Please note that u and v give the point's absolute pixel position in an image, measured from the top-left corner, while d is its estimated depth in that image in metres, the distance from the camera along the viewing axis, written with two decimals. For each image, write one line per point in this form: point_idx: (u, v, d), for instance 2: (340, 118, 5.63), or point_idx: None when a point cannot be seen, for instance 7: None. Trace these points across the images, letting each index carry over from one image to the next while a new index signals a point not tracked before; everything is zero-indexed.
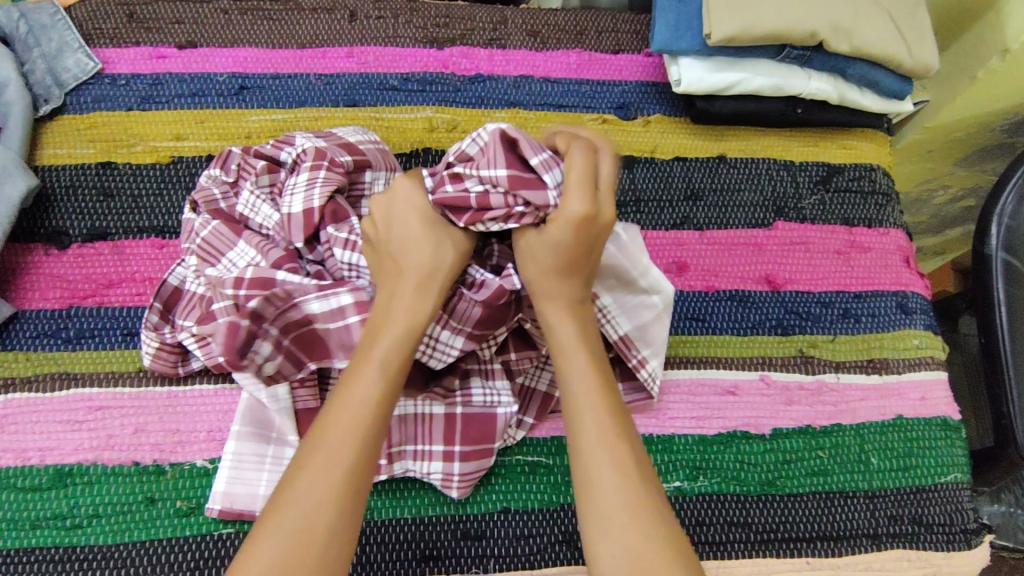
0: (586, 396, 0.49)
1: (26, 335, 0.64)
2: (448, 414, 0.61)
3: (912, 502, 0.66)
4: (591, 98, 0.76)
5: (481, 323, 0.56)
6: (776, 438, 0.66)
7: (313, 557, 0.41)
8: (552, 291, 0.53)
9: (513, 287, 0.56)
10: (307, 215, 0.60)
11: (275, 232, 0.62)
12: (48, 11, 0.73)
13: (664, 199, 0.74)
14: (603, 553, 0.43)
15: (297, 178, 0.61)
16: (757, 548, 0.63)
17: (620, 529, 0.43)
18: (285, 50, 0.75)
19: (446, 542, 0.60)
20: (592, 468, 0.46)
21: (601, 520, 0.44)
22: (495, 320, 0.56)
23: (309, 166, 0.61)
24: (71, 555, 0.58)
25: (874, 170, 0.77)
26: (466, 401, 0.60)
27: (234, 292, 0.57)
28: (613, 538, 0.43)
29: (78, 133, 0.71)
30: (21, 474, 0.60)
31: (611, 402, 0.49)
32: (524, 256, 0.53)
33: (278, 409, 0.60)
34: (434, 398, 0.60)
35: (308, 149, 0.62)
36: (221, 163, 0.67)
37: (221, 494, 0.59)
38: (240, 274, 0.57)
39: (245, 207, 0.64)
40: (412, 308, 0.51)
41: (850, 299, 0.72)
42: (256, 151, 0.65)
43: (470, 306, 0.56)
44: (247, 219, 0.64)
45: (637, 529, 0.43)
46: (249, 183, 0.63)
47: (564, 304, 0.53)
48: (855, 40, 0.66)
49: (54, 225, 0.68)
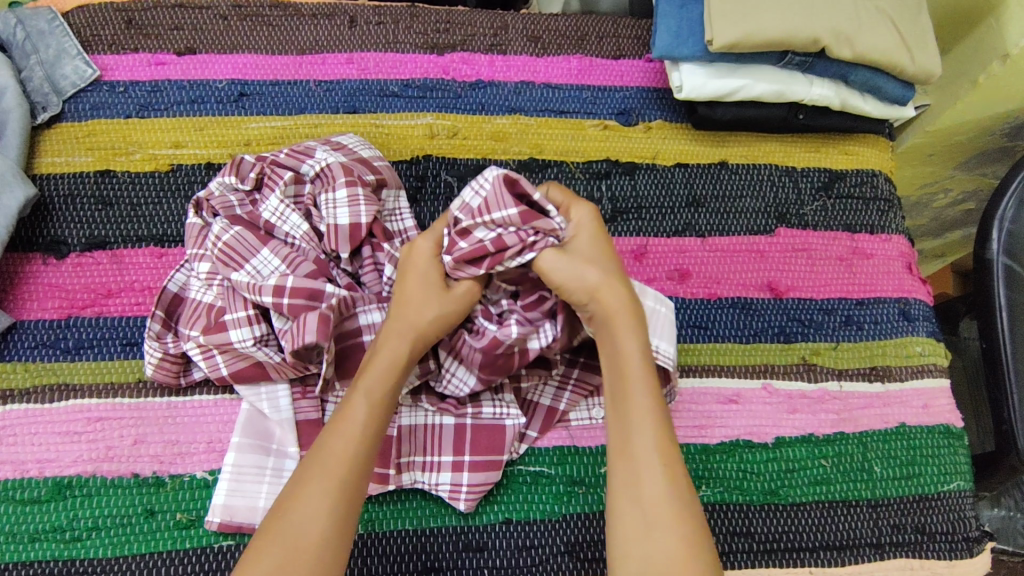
0: (636, 404, 0.51)
1: (26, 346, 0.64)
2: (458, 425, 0.62)
3: (915, 511, 0.65)
4: (593, 104, 0.76)
5: (484, 368, 0.59)
6: (779, 446, 0.66)
7: (311, 559, 0.45)
8: (610, 299, 0.55)
9: (508, 337, 0.57)
10: (355, 227, 0.62)
11: (304, 243, 0.63)
12: (46, 17, 0.73)
13: (666, 206, 0.73)
14: (641, 551, 0.47)
15: (337, 194, 0.62)
16: (760, 558, 0.62)
17: (658, 532, 0.47)
18: (284, 56, 0.74)
19: (448, 554, 0.60)
20: (637, 474, 0.49)
21: (642, 520, 0.47)
22: (498, 367, 0.58)
23: (344, 183, 0.62)
24: (70, 568, 0.58)
25: (876, 176, 0.77)
26: (475, 413, 0.62)
27: (274, 299, 0.58)
28: (652, 540, 0.46)
29: (77, 141, 0.70)
30: (20, 486, 0.59)
31: (662, 415, 0.51)
32: (578, 270, 0.55)
33: (279, 420, 0.61)
34: (446, 409, 0.62)
35: (339, 166, 0.63)
36: (233, 169, 0.65)
37: (221, 507, 0.58)
38: (280, 284, 0.58)
39: (272, 214, 0.63)
40: (392, 353, 0.54)
41: (853, 306, 0.71)
42: (276, 161, 0.65)
43: (472, 353, 0.59)
44: (272, 226, 0.64)
45: (672, 533, 0.46)
46: (277, 191, 0.63)
47: (622, 311, 0.54)
48: (857, 46, 0.65)
49: (53, 234, 0.67)
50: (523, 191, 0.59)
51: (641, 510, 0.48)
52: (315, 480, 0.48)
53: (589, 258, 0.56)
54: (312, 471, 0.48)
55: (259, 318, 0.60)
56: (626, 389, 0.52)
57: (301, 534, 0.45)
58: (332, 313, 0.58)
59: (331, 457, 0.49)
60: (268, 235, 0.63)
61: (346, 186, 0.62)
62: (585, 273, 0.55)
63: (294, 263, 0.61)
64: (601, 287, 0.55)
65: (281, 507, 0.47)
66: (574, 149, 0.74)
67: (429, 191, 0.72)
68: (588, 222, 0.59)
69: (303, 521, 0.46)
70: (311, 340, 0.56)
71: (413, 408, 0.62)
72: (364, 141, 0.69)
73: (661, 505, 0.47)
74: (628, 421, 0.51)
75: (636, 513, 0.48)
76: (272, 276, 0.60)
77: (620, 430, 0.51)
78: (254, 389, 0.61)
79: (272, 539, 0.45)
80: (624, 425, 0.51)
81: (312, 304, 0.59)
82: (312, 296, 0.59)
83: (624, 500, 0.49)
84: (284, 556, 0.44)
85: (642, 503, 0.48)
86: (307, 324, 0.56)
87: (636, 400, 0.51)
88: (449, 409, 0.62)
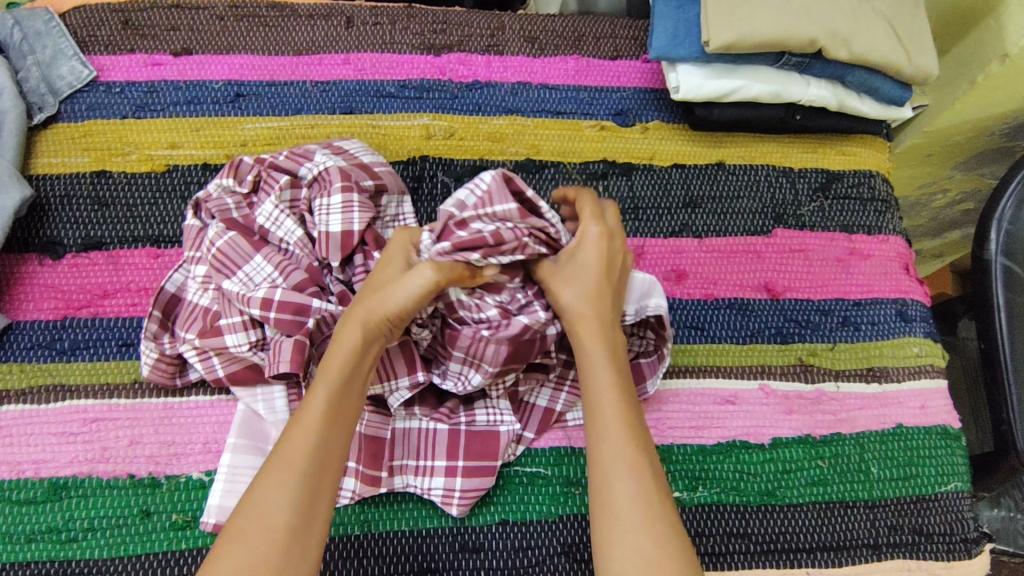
0: (608, 409, 0.52)
1: (21, 346, 0.64)
2: (452, 429, 0.61)
3: (912, 512, 0.65)
4: (590, 105, 0.76)
5: (507, 362, 0.58)
6: (776, 447, 0.66)
7: (277, 559, 0.44)
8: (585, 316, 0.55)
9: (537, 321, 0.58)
10: (345, 236, 0.61)
11: (297, 249, 0.63)
12: (43, 18, 0.73)
13: (663, 207, 0.73)
14: (615, 552, 0.46)
15: (331, 200, 0.62)
16: (758, 559, 0.62)
17: (632, 533, 0.46)
18: (281, 57, 0.74)
19: (444, 555, 0.60)
20: (608, 477, 0.49)
21: (615, 520, 0.47)
22: (524, 354, 0.59)
23: (340, 188, 0.62)
24: (66, 569, 0.58)
25: (874, 176, 0.76)
26: (469, 421, 0.62)
27: (261, 313, 0.58)
28: (625, 541, 0.46)
29: (73, 142, 0.70)
30: (15, 487, 0.59)
31: (633, 421, 0.52)
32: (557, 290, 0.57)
33: (274, 421, 0.61)
34: (439, 417, 0.62)
35: (336, 171, 0.62)
36: (231, 172, 0.65)
37: (216, 508, 0.58)
38: (268, 296, 0.58)
39: (266, 219, 0.63)
40: (346, 343, 0.53)
41: (850, 307, 0.71)
42: (274, 164, 0.65)
43: (496, 347, 0.57)
44: (267, 232, 0.63)
45: (644, 532, 0.46)
46: (273, 197, 0.63)
47: (595, 325, 0.55)
48: (854, 47, 0.65)
49: (48, 235, 0.67)
50: (518, 190, 0.59)
51: (614, 512, 0.48)
52: (275, 474, 0.47)
53: (572, 277, 0.57)
54: (274, 467, 0.48)
55: (253, 324, 0.60)
56: (596, 397, 0.53)
57: (268, 532, 0.45)
58: (307, 340, 0.58)
59: (292, 450, 0.48)
60: (263, 240, 0.63)
61: (341, 192, 0.61)
62: (562, 294, 0.56)
63: (286, 271, 0.61)
64: (576, 306, 0.56)
65: (244, 506, 0.47)
66: (571, 149, 0.74)
67: (426, 191, 0.72)
68: (593, 237, 0.57)
69: (266, 519, 0.45)
70: (285, 369, 0.57)
71: (407, 416, 0.62)
72: (367, 147, 0.69)
73: (633, 504, 0.48)
74: (602, 427, 0.51)
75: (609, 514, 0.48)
76: (263, 286, 0.60)
77: (594, 434, 0.51)
78: (251, 390, 0.61)
79: (236, 538, 0.45)
80: (598, 429, 0.51)
81: (298, 318, 0.59)
82: (299, 310, 0.59)
83: (600, 503, 0.49)
84: (248, 556, 0.44)
85: (614, 503, 0.48)
86: (282, 351, 0.57)
87: (607, 406, 0.52)
88: (443, 418, 0.62)
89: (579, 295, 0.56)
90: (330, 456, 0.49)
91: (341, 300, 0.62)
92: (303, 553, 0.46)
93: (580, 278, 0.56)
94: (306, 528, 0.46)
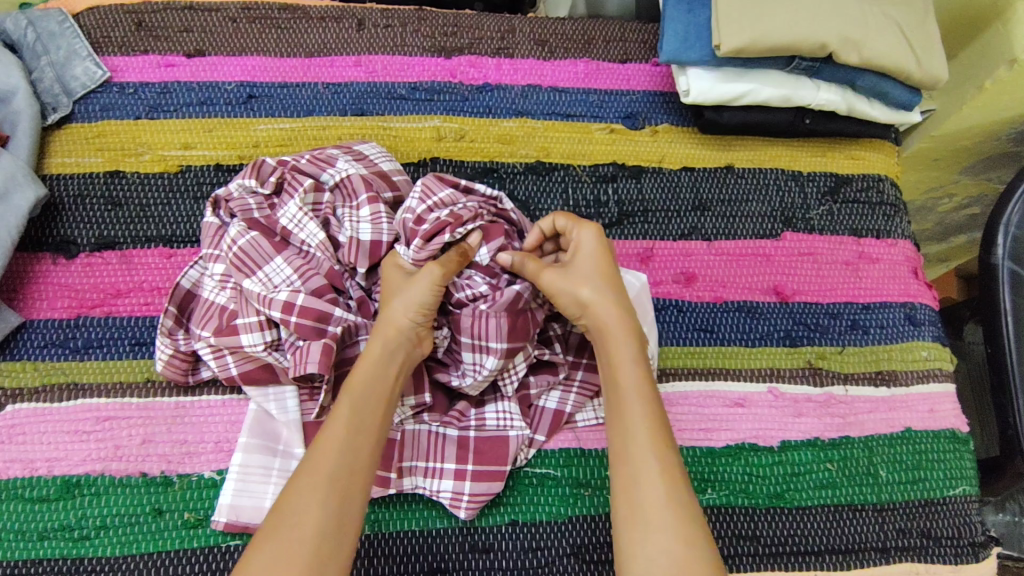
0: (633, 404, 0.52)
1: (35, 345, 0.65)
2: (461, 437, 0.62)
3: (921, 515, 0.65)
4: (599, 108, 0.76)
5: (510, 335, 0.58)
6: (785, 450, 0.66)
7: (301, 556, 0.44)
8: (606, 314, 0.56)
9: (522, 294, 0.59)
10: (375, 244, 0.62)
11: (318, 252, 0.62)
12: (56, 19, 0.73)
13: (672, 210, 0.74)
14: (641, 554, 0.47)
15: (360, 211, 0.62)
16: (766, 562, 0.63)
17: (658, 534, 0.47)
18: (293, 59, 0.75)
19: (453, 555, 0.60)
20: (636, 477, 0.50)
21: (641, 519, 0.48)
22: (519, 329, 0.58)
23: (368, 200, 0.62)
24: (79, 566, 0.58)
25: (882, 180, 0.77)
26: (479, 425, 0.62)
27: (283, 316, 0.58)
28: (650, 541, 0.47)
29: (87, 142, 0.71)
30: (29, 484, 0.60)
31: (660, 428, 0.52)
32: (571, 288, 0.57)
33: (286, 421, 0.61)
34: (450, 421, 0.62)
35: (361, 180, 0.63)
36: (254, 172, 0.65)
37: (227, 507, 0.58)
38: (290, 300, 0.59)
39: (289, 221, 0.63)
40: (367, 357, 0.53)
41: (859, 310, 0.72)
42: (298, 168, 0.65)
43: (496, 324, 0.57)
44: (289, 233, 0.63)
45: (672, 534, 0.47)
46: (296, 199, 0.63)
47: (619, 330, 0.56)
48: (864, 51, 0.65)
49: (62, 234, 0.68)
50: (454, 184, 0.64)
51: (639, 511, 0.48)
52: (304, 481, 0.47)
53: (587, 273, 0.58)
54: (302, 471, 0.48)
55: (270, 324, 0.61)
56: (622, 397, 0.53)
57: (296, 530, 0.45)
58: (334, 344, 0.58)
59: (319, 456, 0.48)
60: (284, 242, 0.63)
61: (369, 203, 0.62)
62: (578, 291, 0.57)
63: (306, 275, 0.61)
64: (591, 307, 0.57)
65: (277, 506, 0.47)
66: (581, 152, 0.75)
67: None
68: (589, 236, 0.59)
69: (294, 518, 0.45)
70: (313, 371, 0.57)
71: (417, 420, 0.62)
72: (385, 151, 0.69)
73: (661, 508, 0.48)
74: (629, 422, 0.52)
75: (639, 516, 0.48)
76: (284, 289, 0.60)
77: (621, 437, 0.52)
78: (263, 390, 0.62)
79: (268, 534, 0.45)
80: (622, 429, 0.52)
81: (319, 326, 0.59)
82: (321, 318, 0.59)
83: (626, 499, 0.49)
84: (277, 554, 0.44)
85: (640, 502, 0.48)
86: (310, 353, 0.57)
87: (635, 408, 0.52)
88: (453, 421, 0.62)
89: (594, 295, 0.56)
90: (359, 460, 0.49)
91: (361, 305, 0.63)
92: (335, 552, 0.46)
93: (592, 277, 0.57)
94: (336, 529, 0.46)
